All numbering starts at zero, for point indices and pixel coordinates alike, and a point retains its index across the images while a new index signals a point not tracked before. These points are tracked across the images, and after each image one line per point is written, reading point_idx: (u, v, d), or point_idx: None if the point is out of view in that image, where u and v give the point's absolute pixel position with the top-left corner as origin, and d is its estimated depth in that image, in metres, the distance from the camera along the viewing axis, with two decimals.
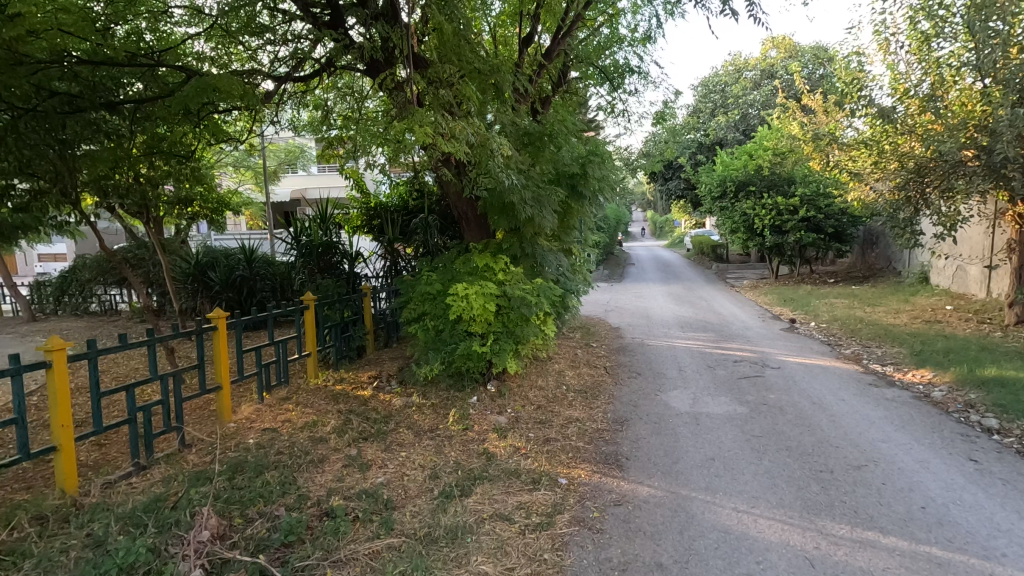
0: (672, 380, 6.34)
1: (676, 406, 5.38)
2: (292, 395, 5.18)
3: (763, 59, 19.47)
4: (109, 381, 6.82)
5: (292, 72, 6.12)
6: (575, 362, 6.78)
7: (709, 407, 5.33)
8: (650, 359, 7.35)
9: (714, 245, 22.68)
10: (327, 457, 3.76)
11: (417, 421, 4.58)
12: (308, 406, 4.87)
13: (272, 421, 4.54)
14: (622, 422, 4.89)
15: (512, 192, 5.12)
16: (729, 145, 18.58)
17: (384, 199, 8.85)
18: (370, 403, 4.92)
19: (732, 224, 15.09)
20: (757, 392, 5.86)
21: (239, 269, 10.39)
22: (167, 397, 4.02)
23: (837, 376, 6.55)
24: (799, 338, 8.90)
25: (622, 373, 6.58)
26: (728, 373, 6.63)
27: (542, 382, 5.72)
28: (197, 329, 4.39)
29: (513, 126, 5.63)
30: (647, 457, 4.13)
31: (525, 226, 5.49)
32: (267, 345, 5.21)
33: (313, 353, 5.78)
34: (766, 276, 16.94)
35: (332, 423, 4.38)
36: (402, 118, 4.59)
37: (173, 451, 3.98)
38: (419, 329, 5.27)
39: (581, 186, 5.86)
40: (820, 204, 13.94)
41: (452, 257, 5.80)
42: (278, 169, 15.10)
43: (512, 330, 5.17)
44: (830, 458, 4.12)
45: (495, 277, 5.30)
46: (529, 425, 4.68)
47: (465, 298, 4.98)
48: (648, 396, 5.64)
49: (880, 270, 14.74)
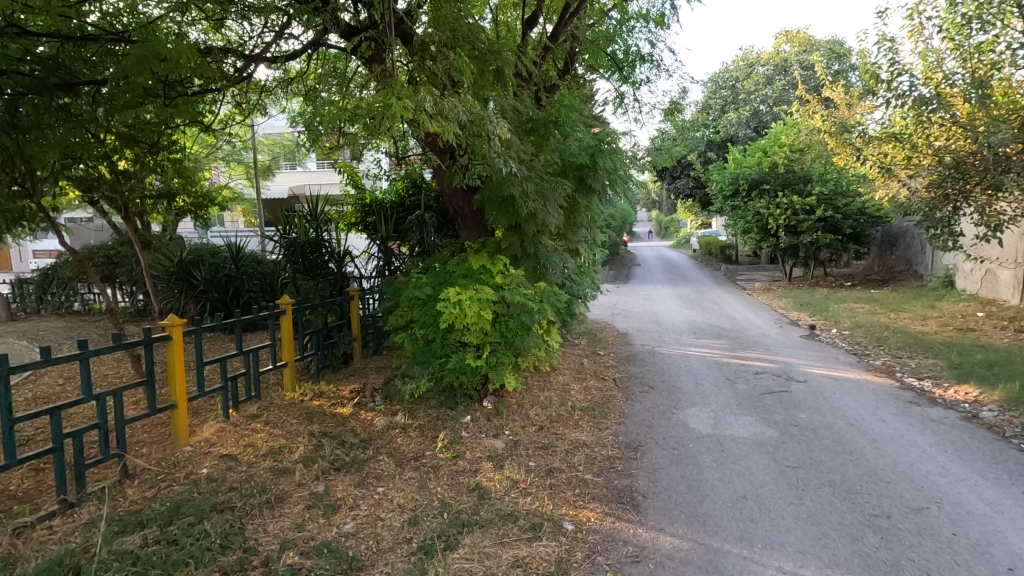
0: (689, 395, 5.70)
1: (696, 427, 4.76)
2: (263, 412, 4.59)
3: (775, 54, 18.86)
4: (72, 389, 6.25)
5: (270, 52, 5.52)
6: (582, 374, 6.18)
7: (734, 430, 4.70)
8: (662, 370, 6.72)
9: (723, 246, 22.02)
10: (289, 496, 3.16)
11: (400, 447, 3.98)
12: (277, 426, 4.28)
13: (233, 445, 3.95)
14: (636, 447, 4.28)
15: (512, 183, 4.53)
16: (740, 142, 17.92)
17: (381, 194, 8.28)
18: (348, 424, 4.33)
19: (745, 224, 14.43)
20: (785, 411, 5.21)
21: (225, 268, 9.82)
22: (105, 420, 3.43)
23: (872, 392, 5.90)
24: (822, 347, 8.26)
25: (632, 387, 5.95)
26: (750, 387, 5.99)
27: (545, 399, 5.11)
28: (144, 337, 3.79)
29: (513, 111, 5.05)
30: (667, 494, 3.52)
31: (527, 223, 4.89)
32: (234, 355, 4.62)
33: (290, 363, 5.19)
34: (779, 279, 16.28)
35: (300, 448, 3.79)
36: (382, 93, 4.01)
37: (112, 484, 3.40)
38: (406, 339, 4.65)
39: (590, 179, 5.24)
40: (837, 204, 13.29)
41: (445, 256, 5.21)
42: (272, 163, 14.52)
43: (511, 341, 4.56)
44: (884, 497, 3.51)
45: (492, 281, 4.70)
46: (530, 452, 4.07)
47: (457, 304, 4.39)
48: (664, 415, 5.03)
49: (901, 273, 14.05)
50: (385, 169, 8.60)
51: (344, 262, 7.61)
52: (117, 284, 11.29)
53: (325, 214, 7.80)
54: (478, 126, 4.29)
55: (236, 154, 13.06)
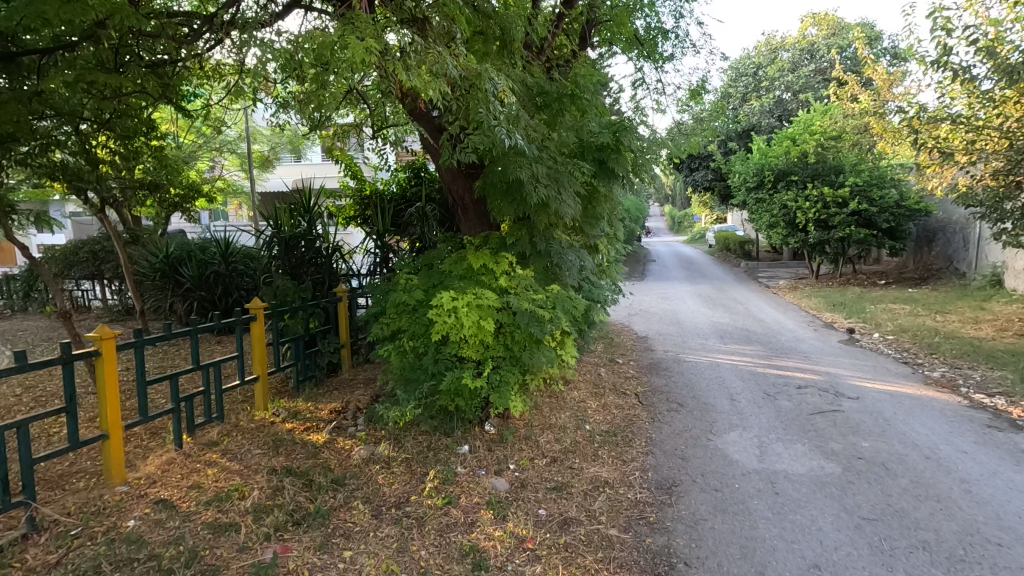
0: (726, 416, 4.88)
1: (740, 460, 3.96)
2: (223, 438, 3.88)
3: (801, 38, 17.59)
4: (27, 401, 5.58)
5: (232, 15, 4.72)
6: (599, 389, 5.39)
7: (786, 464, 3.89)
8: (691, 382, 5.92)
9: (742, 242, 21.03)
10: (224, 567, 2.44)
11: (380, 490, 3.24)
12: (236, 459, 3.57)
13: (179, 484, 3.24)
14: (670, 489, 3.51)
15: (518, 164, 3.80)
16: (763, 132, 16.91)
17: (382, 185, 7.56)
18: (322, 455, 3.61)
19: (770, 218, 13.49)
20: (842, 437, 4.39)
21: (213, 265, 9.13)
22: (3, 463, 2.72)
23: (939, 413, 5.04)
24: (867, 355, 7.40)
25: (658, 405, 5.15)
26: (795, 405, 5.18)
27: (558, 423, 4.34)
28: (62, 354, 3.05)
29: (520, 82, 4.37)
30: (718, 563, 2.74)
31: (537, 214, 4.13)
32: (189, 370, 3.91)
33: (262, 377, 4.49)
34: (805, 276, 15.30)
35: (253, 492, 3.05)
36: (349, 37, 3.35)
37: (12, 542, 2.70)
38: (392, 353, 3.90)
39: (613, 161, 4.45)
40: (872, 195, 12.29)
41: (441, 252, 4.46)
42: (270, 153, 13.82)
43: (518, 356, 3.81)
44: (1000, 570, 2.69)
45: (496, 284, 3.94)
46: (540, 495, 3.32)
47: (452, 312, 3.67)
48: (699, 443, 4.24)
49: (940, 271, 13.04)
50: (388, 162, 7.95)
51: (335, 258, 6.74)
52: (104, 281, 10.69)
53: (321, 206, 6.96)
54: (472, 81, 3.72)
55: (219, 139, 12.36)
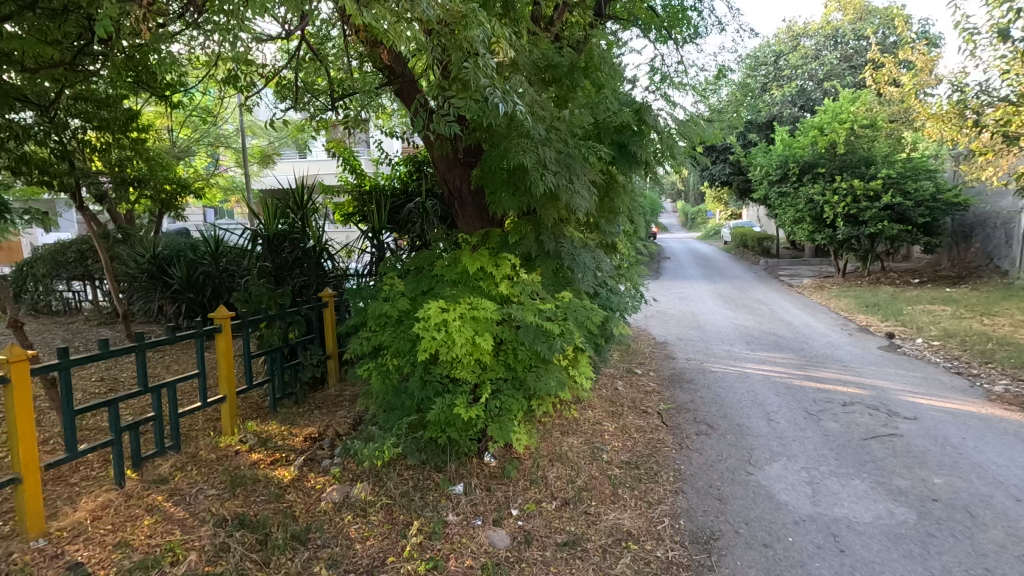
0: (764, 441, 4.20)
1: (790, 502, 3.29)
2: (174, 473, 3.28)
3: (825, 24, 16.60)
4: None
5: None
6: (616, 408, 4.73)
7: (846, 508, 3.22)
8: (720, 398, 5.25)
9: (761, 239, 20.18)
10: None
11: (350, 549, 2.63)
12: (184, 501, 2.99)
13: (106, 538, 2.66)
14: (707, 546, 2.85)
15: (520, 146, 3.18)
16: (785, 122, 16.07)
17: (382, 180, 6.95)
18: (286, 498, 3.01)
19: (795, 213, 12.68)
20: (905, 470, 3.71)
21: (202, 266, 8.42)
22: None
23: (1015, 438, 4.32)
24: (913, 363, 6.65)
25: (684, 427, 4.48)
26: (845, 428, 4.48)
27: (571, 453, 3.70)
28: None
29: (523, 51, 3.77)
30: None
31: (545, 207, 3.49)
32: (134, 394, 3.32)
33: (230, 397, 3.90)
34: (831, 274, 14.47)
35: (189, 555, 2.45)
36: None
37: None
38: (373, 372, 3.29)
39: (634, 144, 3.80)
40: (906, 188, 11.51)
41: (434, 252, 3.84)
42: (269, 148, 13.29)
43: (522, 378, 3.18)
44: None
45: (496, 291, 3.32)
46: (548, 555, 2.70)
47: (441, 326, 3.05)
48: (738, 479, 3.57)
49: (979, 269, 12.16)
50: (389, 153, 7.27)
51: (326, 257, 6.08)
52: (95, 281, 10.17)
53: (316, 202, 6.37)
54: (460, 32, 3.27)
55: (213, 133, 11.88)
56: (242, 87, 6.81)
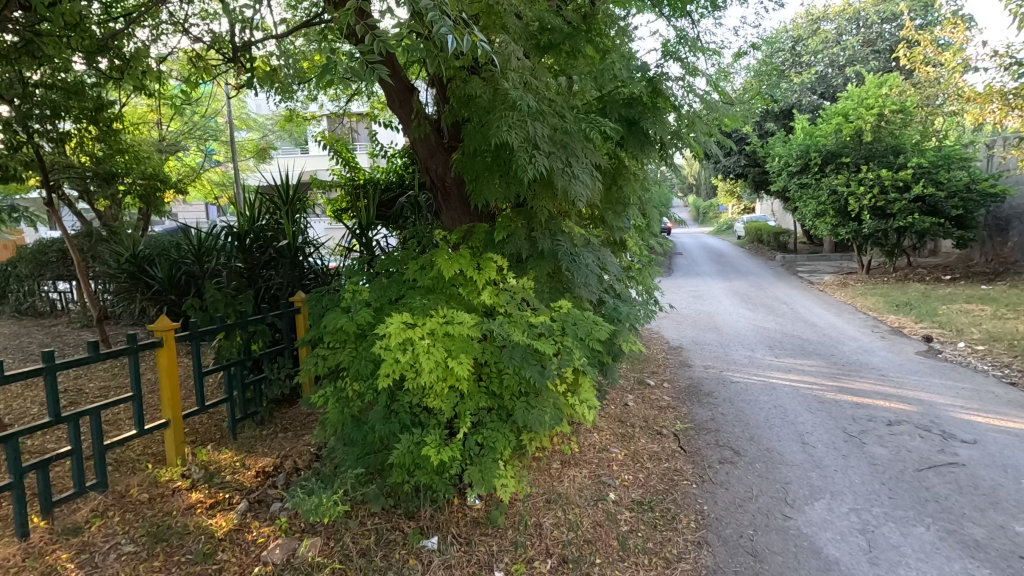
0: (801, 473, 3.57)
1: (841, 559, 2.66)
2: (92, 521, 2.71)
3: (847, 6, 15.69)
4: None
5: None
6: (626, 430, 4.11)
7: (914, 569, 2.58)
8: (745, 415, 4.60)
9: (778, 233, 19.31)
10: None
11: None
12: (90, 563, 2.41)
13: None
14: None
15: (504, 122, 2.59)
16: (805, 110, 15.23)
17: (377, 174, 6.25)
18: (216, 559, 2.44)
19: (817, 205, 11.92)
20: (976, 514, 3.06)
21: (184, 264, 7.69)
22: None
23: None
24: (960, 372, 5.95)
25: (706, 453, 3.86)
26: (894, 454, 3.84)
27: (572, 492, 3.09)
28: None
29: (511, 14, 3.19)
30: None
31: (539, 198, 2.89)
32: (44, 426, 2.74)
33: (174, 422, 3.33)
34: (854, 270, 13.67)
35: None
36: None
37: None
38: (330, 400, 2.71)
39: (646, 121, 3.18)
40: (939, 178, 10.70)
41: (410, 254, 3.25)
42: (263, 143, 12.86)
43: (510, 409, 2.58)
44: None
45: (479, 302, 2.73)
46: None
47: (407, 346, 2.47)
48: (775, 527, 2.93)
49: (1018, 265, 11.28)
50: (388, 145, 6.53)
51: (306, 253, 5.41)
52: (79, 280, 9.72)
53: (305, 198, 5.73)
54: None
55: (204, 125, 11.35)
56: (220, 75, 6.28)
